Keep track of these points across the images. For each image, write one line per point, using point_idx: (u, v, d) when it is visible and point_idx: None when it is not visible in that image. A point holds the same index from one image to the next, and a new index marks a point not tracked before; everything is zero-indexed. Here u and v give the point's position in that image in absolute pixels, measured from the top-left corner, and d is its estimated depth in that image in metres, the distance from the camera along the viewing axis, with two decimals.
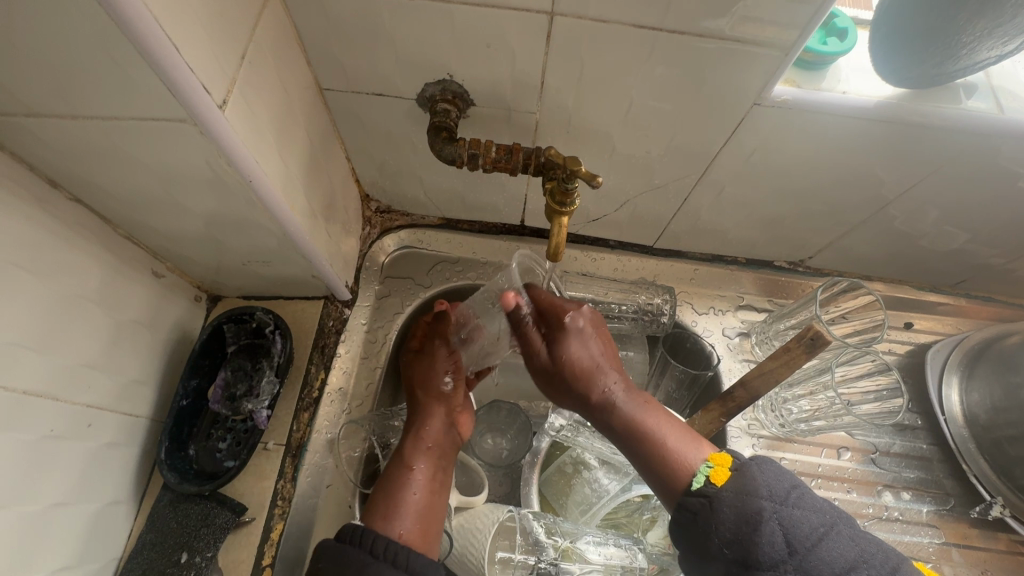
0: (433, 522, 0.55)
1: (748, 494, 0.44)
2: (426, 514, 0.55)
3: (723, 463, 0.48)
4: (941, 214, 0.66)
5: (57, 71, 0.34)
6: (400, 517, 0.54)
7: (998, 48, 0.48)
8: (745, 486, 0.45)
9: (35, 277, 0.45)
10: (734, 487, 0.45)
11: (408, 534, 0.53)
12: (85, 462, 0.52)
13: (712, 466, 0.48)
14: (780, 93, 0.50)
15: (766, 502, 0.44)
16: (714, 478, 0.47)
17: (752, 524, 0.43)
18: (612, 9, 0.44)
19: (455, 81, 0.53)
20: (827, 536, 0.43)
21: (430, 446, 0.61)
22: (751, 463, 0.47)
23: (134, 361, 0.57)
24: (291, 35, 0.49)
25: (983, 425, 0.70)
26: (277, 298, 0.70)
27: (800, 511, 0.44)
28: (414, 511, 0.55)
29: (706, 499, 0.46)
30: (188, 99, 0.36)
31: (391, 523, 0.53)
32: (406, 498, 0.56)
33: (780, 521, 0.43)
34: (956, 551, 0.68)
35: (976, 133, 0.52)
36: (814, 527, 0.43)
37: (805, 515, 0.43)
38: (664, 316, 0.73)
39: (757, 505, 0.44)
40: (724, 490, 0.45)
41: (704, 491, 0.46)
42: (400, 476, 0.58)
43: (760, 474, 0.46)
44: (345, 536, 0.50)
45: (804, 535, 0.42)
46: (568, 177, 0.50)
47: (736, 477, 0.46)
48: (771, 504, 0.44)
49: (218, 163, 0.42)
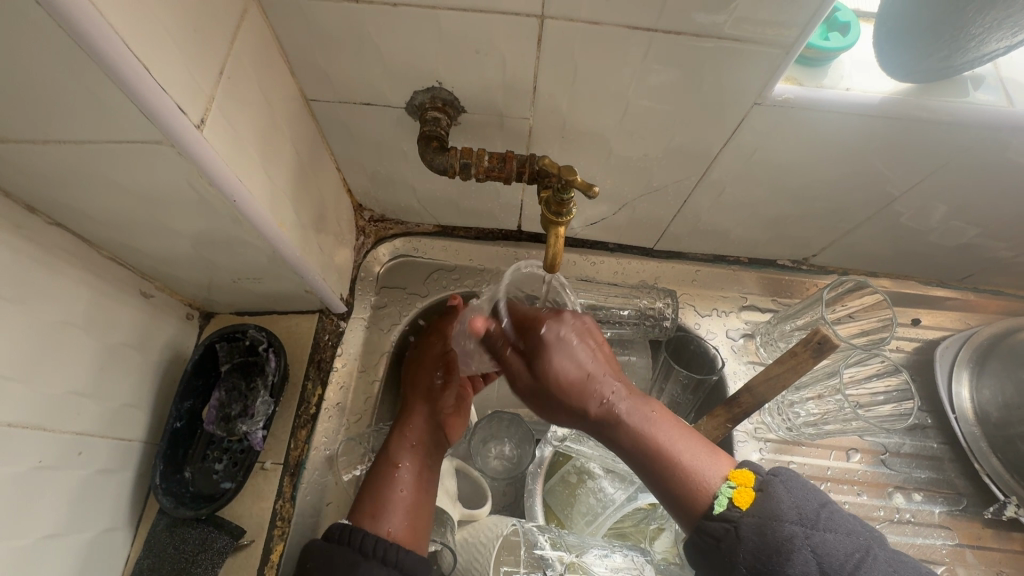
0: (423, 517, 0.60)
1: (777, 520, 0.43)
2: (414, 510, 0.60)
3: (746, 482, 0.46)
4: (948, 209, 0.64)
5: (24, 95, 0.33)
6: (388, 516, 0.58)
7: (1007, 39, 0.46)
8: (774, 511, 0.44)
9: (16, 306, 0.44)
10: (762, 512, 0.44)
11: (396, 532, 0.57)
12: (76, 491, 0.50)
13: (735, 486, 0.46)
14: (781, 92, 0.48)
15: (797, 527, 0.43)
16: (738, 500, 0.45)
17: (784, 552, 0.42)
18: (604, 10, 0.42)
19: (445, 89, 0.51)
20: (862, 562, 0.42)
21: (415, 444, 0.65)
22: (776, 482, 0.45)
23: (125, 385, 0.56)
24: (273, 46, 0.47)
25: (996, 423, 0.68)
26: (270, 313, 0.69)
27: (832, 535, 0.43)
28: (401, 507, 0.59)
29: (731, 524, 0.44)
30: (163, 120, 0.35)
31: (379, 520, 0.58)
32: (394, 496, 0.60)
33: (813, 549, 0.42)
34: (970, 552, 0.67)
35: (985, 126, 0.51)
36: (849, 553, 0.42)
37: (837, 540, 0.43)
38: (667, 320, 0.72)
39: (788, 532, 0.43)
40: (749, 515, 0.44)
41: (727, 516, 0.45)
42: (386, 475, 0.62)
43: (789, 496, 0.44)
44: (334, 536, 0.55)
45: (840, 561, 0.42)
46: (563, 186, 0.48)
47: (761, 499, 0.45)
48: (803, 530, 0.43)
49: (200, 184, 0.41)
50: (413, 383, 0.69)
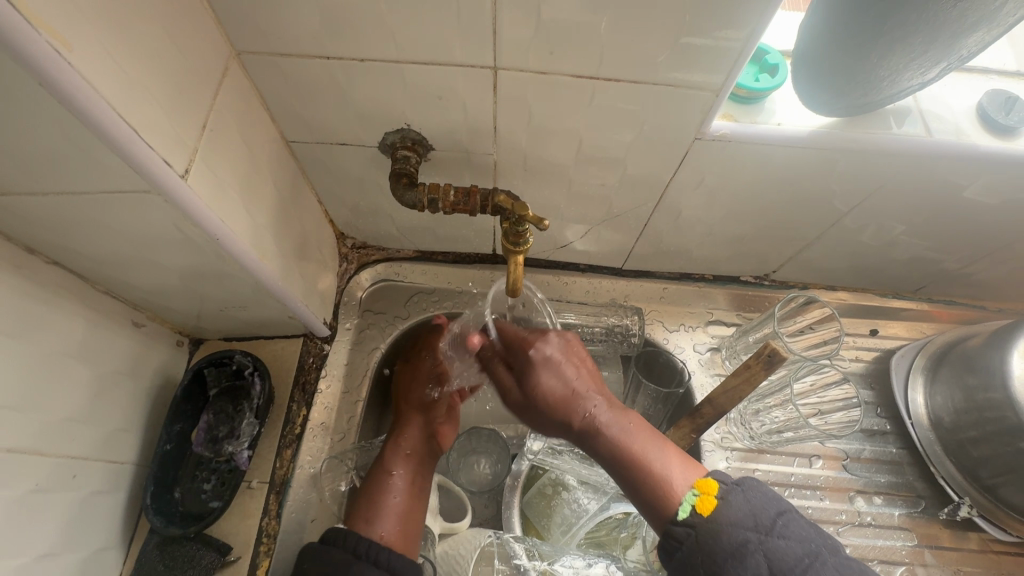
0: (413, 524, 0.60)
1: (733, 526, 0.46)
2: (406, 517, 0.60)
3: (708, 490, 0.49)
4: (892, 227, 0.68)
5: (26, 156, 0.37)
6: (381, 520, 0.59)
7: (919, 76, 0.50)
8: (730, 517, 0.46)
9: (15, 339, 0.48)
10: (720, 519, 0.47)
11: (388, 536, 0.58)
12: (71, 512, 0.53)
13: (698, 495, 0.49)
14: (718, 128, 0.53)
15: (751, 533, 0.45)
16: (701, 507, 0.48)
17: (739, 556, 0.45)
18: (551, 62, 0.47)
19: (413, 130, 0.56)
20: (811, 567, 0.43)
21: (410, 453, 0.67)
22: (736, 490, 0.48)
23: (118, 410, 0.59)
24: (253, 96, 0.52)
25: (948, 428, 0.71)
26: (257, 338, 0.72)
27: (785, 541, 0.45)
28: (394, 514, 0.60)
29: (691, 529, 0.47)
30: (152, 174, 0.39)
31: (374, 526, 0.59)
32: (389, 501, 0.61)
33: (766, 553, 0.44)
34: (929, 552, 0.70)
35: (908, 154, 0.56)
36: (800, 557, 0.44)
37: (789, 545, 0.45)
38: (634, 335, 0.76)
39: (743, 536, 0.45)
40: (708, 521, 0.47)
41: (689, 521, 0.48)
42: (381, 481, 0.63)
43: (746, 504, 0.47)
44: (329, 539, 0.53)
45: (791, 564, 0.44)
46: (517, 221, 0.54)
47: (720, 506, 0.47)
48: (757, 536, 0.45)
49: (186, 226, 0.45)
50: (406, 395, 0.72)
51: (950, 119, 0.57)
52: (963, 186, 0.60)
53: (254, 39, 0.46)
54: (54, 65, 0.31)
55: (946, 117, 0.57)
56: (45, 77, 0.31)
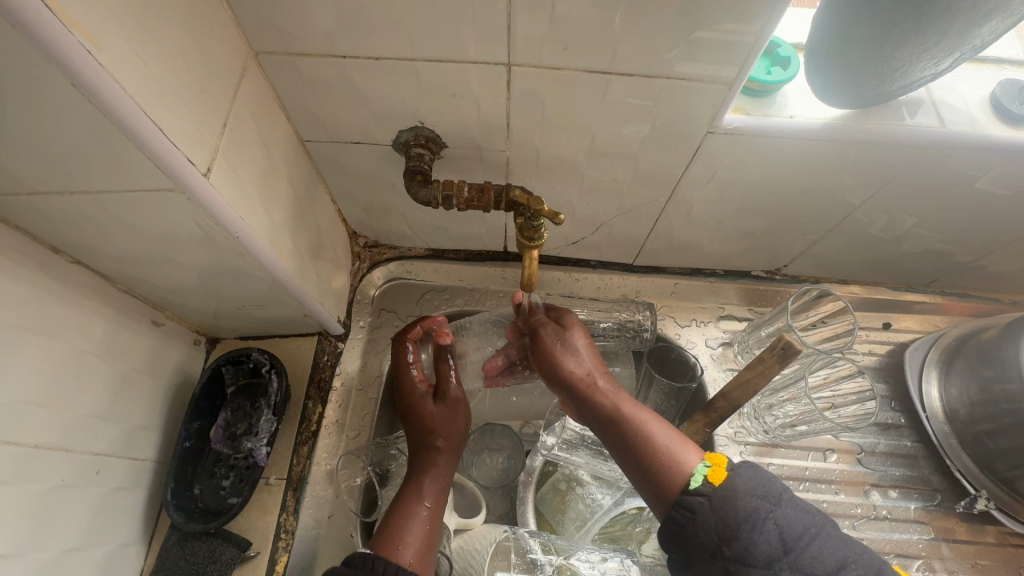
0: (434, 549, 0.56)
1: (745, 493, 0.46)
2: (429, 541, 0.56)
3: (719, 463, 0.49)
4: (906, 219, 0.68)
5: (53, 157, 0.38)
6: (407, 545, 0.55)
7: (931, 67, 0.50)
8: (743, 486, 0.46)
9: (40, 337, 0.48)
10: (732, 487, 0.47)
11: (416, 563, 0.54)
12: (94, 508, 0.54)
13: (710, 466, 0.49)
14: (731, 121, 0.53)
15: (761, 501, 0.45)
16: (713, 477, 0.48)
17: (750, 523, 0.44)
18: (564, 58, 0.48)
19: (427, 127, 0.56)
20: (817, 536, 0.44)
21: (444, 485, 0.62)
22: (746, 464, 0.49)
23: (138, 408, 0.60)
24: (270, 97, 0.52)
25: (963, 420, 0.71)
26: (272, 337, 0.73)
27: (792, 511, 0.45)
28: (420, 539, 0.56)
29: (704, 497, 0.47)
30: (175, 171, 0.39)
31: (400, 551, 0.54)
32: (413, 528, 0.57)
33: (775, 522, 0.45)
34: (946, 546, 0.70)
35: (923, 145, 0.55)
36: (806, 527, 0.45)
37: (796, 515, 0.45)
38: (646, 332, 0.76)
39: (754, 504, 0.45)
40: (722, 489, 0.47)
41: (701, 490, 0.47)
42: (410, 508, 0.59)
43: (756, 475, 0.47)
44: (355, 564, 0.50)
45: (799, 532, 0.44)
46: (533, 216, 0.54)
47: (732, 476, 0.47)
48: (766, 505, 0.45)
49: (207, 224, 0.46)
50: (444, 430, 0.65)
51: (964, 109, 0.57)
52: (977, 177, 0.60)
53: (272, 39, 0.47)
54: (84, 64, 0.32)
55: (959, 107, 0.57)
56: (75, 76, 0.32)
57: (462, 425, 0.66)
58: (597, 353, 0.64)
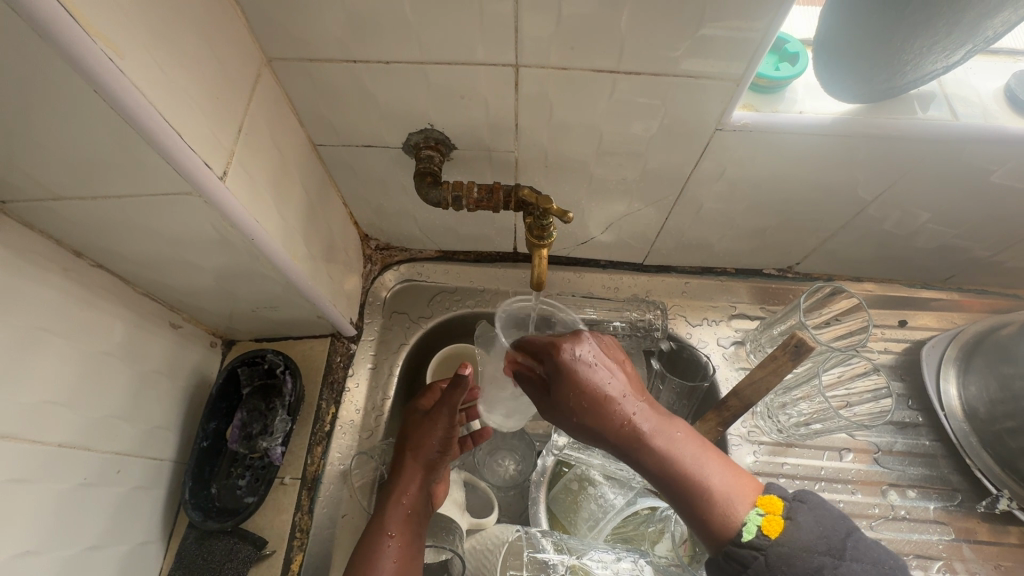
0: None
1: (807, 551, 0.45)
2: None
3: (774, 509, 0.47)
4: (923, 214, 0.67)
5: (75, 163, 0.39)
6: None
7: (943, 60, 0.50)
8: (804, 541, 0.45)
9: (64, 338, 0.50)
10: (792, 542, 0.45)
11: None
12: (116, 506, 0.56)
13: (764, 515, 0.47)
14: (740, 118, 0.53)
15: (824, 558, 0.45)
16: (768, 529, 0.46)
17: None
18: (572, 59, 0.48)
19: (436, 129, 0.57)
20: None
21: (409, 512, 0.61)
22: (803, 510, 0.47)
23: (157, 409, 0.61)
24: (283, 102, 0.54)
25: (983, 418, 0.69)
26: (286, 339, 0.74)
27: (858, 564, 0.44)
28: None
29: (759, 552, 0.46)
30: (193, 176, 0.40)
31: None
32: (382, 568, 0.56)
33: None
34: (967, 547, 0.69)
35: (936, 140, 0.55)
36: None
37: (864, 569, 0.44)
38: (658, 331, 0.75)
39: (817, 562, 0.44)
40: (779, 543, 0.45)
41: (756, 543, 0.46)
42: (376, 544, 0.58)
43: (816, 525, 0.46)
44: None
45: None
46: (542, 214, 0.55)
47: (788, 528, 0.46)
48: (830, 561, 0.44)
49: (223, 227, 0.47)
50: (415, 447, 0.66)
51: (976, 102, 0.57)
52: (992, 170, 0.59)
53: (285, 46, 0.48)
54: (106, 72, 0.33)
55: (972, 100, 0.57)
56: (98, 84, 0.33)
57: (433, 455, 0.65)
58: (618, 378, 0.54)
